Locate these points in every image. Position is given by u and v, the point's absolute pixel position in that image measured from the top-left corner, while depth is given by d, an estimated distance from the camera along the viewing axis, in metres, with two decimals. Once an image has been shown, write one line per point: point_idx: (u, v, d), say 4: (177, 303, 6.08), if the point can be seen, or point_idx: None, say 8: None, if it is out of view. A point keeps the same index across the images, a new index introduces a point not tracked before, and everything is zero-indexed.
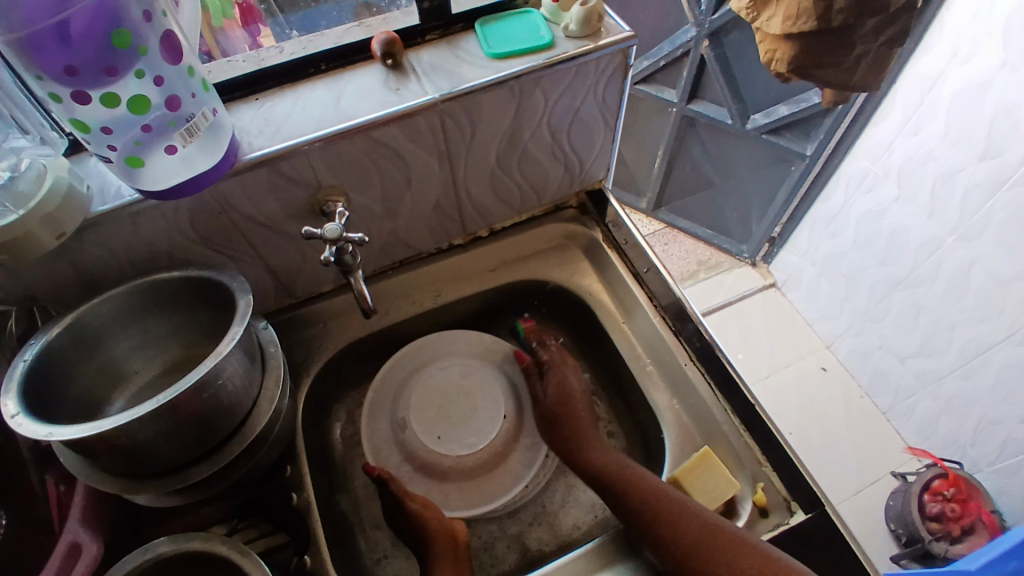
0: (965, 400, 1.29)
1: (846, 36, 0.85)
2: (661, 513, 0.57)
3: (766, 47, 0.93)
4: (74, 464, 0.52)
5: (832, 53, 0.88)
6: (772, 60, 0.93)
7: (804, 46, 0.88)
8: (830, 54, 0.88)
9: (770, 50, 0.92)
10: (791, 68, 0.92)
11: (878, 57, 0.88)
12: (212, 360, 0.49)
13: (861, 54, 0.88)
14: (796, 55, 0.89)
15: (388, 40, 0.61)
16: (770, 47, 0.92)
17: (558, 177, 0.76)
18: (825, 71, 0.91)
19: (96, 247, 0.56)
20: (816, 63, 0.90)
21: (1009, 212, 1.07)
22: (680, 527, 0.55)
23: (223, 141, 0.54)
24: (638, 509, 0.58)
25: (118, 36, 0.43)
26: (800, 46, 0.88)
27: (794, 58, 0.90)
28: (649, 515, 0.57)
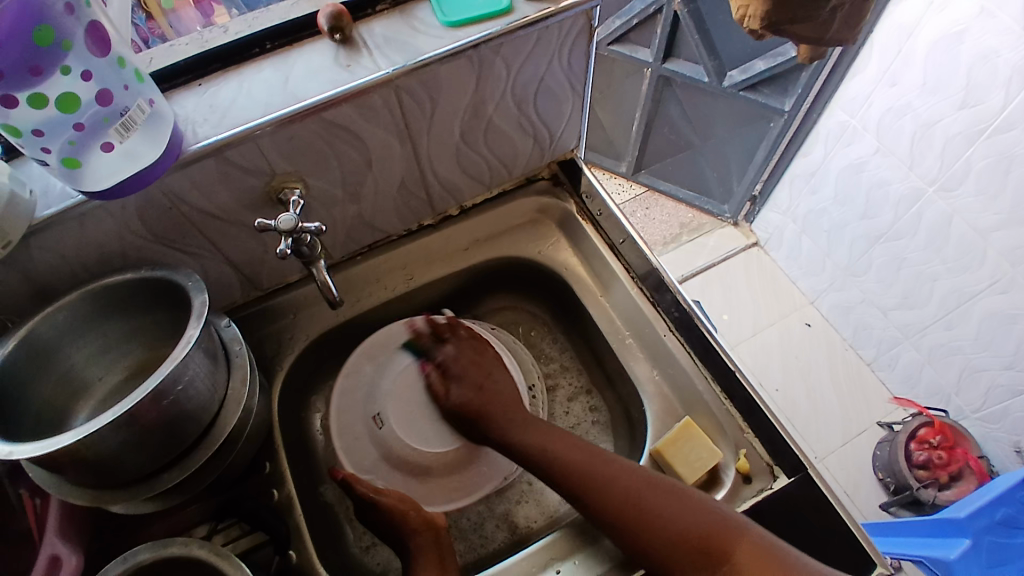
0: (948, 349, 1.30)
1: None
2: (586, 467, 0.58)
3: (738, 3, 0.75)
4: (42, 477, 0.51)
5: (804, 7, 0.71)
6: (745, 17, 0.75)
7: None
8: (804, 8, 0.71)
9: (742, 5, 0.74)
10: (765, 26, 0.74)
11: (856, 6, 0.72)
12: (169, 365, 0.47)
13: (838, 6, 0.72)
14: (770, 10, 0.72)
15: (335, 13, 0.57)
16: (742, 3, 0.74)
17: (528, 148, 0.74)
18: (797, 26, 0.74)
19: (43, 253, 0.54)
20: (788, 19, 0.72)
21: (990, 160, 1.06)
22: (601, 478, 0.57)
23: (165, 132, 0.50)
24: (562, 467, 0.59)
25: (39, 33, 0.40)
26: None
27: (771, 12, 0.72)
28: (573, 471, 0.58)
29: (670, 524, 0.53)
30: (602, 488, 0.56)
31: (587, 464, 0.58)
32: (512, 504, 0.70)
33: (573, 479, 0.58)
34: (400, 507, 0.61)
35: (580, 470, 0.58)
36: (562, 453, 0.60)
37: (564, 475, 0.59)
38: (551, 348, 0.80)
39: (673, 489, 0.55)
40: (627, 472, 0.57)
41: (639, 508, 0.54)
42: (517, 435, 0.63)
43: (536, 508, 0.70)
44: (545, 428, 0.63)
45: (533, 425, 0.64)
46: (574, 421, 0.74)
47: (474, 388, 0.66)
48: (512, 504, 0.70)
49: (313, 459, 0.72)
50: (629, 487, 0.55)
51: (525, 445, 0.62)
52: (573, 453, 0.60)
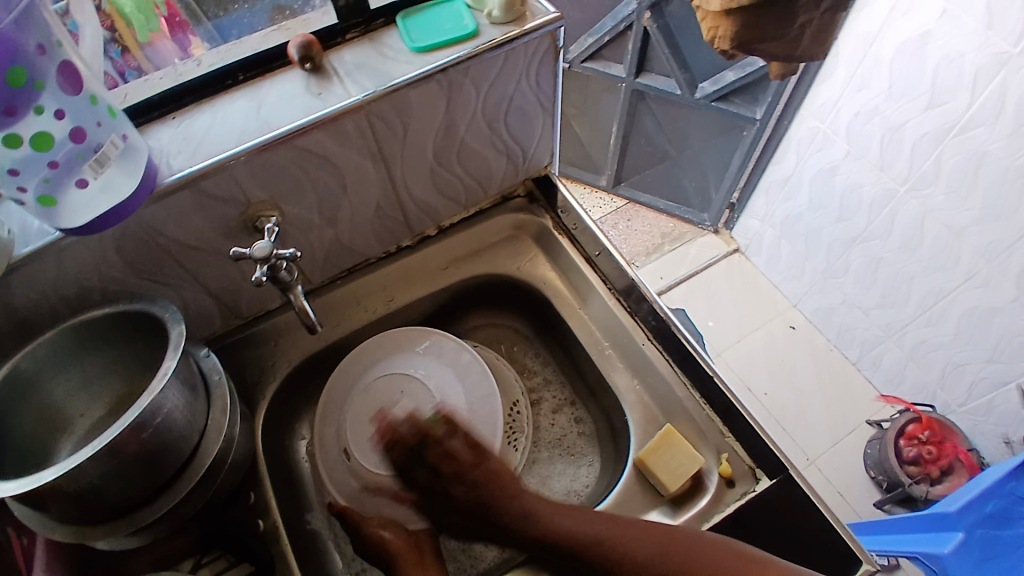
0: (930, 346, 1.32)
1: (789, 8, 0.70)
2: (607, 539, 0.52)
3: (708, 24, 0.76)
4: (26, 514, 0.50)
5: (776, 25, 0.72)
6: (715, 38, 0.77)
7: (750, 17, 0.71)
8: (774, 27, 0.73)
9: (711, 26, 0.76)
10: (735, 45, 0.76)
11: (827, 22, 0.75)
12: (146, 397, 0.47)
13: (806, 23, 0.74)
14: (739, 32, 0.73)
15: (304, 43, 0.59)
16: (711, 24, 0.75)
17: (502, 167, 0.75)
18: (769, 45, 0.76)
19: (21, 290, 0.54)
20: (759, 38, 0.74)
21: (958, 159, 1.09)
22: (629, 553, 0.51)
23: (140, 165, 0.51)
24: (578, 542, 0.53)
25: (14, 74, 0.40)
26: (742, 21, 0.72)
27: (739, 33, 0.74)
28: (594, 544, 0.52)
29: (712, 572, 0.50)
30: (635, 563, 0.51)
31: (605, 534, 0.53)
32: None
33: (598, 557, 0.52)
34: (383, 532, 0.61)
35: (601, 541, 0.52)
36: (574, 528, 0.54)
37: (587, 554, 0.52)
38: (534, 363, 0.80)
39: (695, 539, 0.52)
40: (650, 535, 0.52)
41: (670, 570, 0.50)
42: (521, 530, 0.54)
43: None
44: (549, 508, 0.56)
45: (531, 497, 0.56)
46: (560, 433, 0.75)
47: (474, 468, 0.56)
48: None
49: (299, 484, 0.71)
50: (659, 555, 0.51)
51: (537, 530, 0.54)
52: (588, 522, 0.54)
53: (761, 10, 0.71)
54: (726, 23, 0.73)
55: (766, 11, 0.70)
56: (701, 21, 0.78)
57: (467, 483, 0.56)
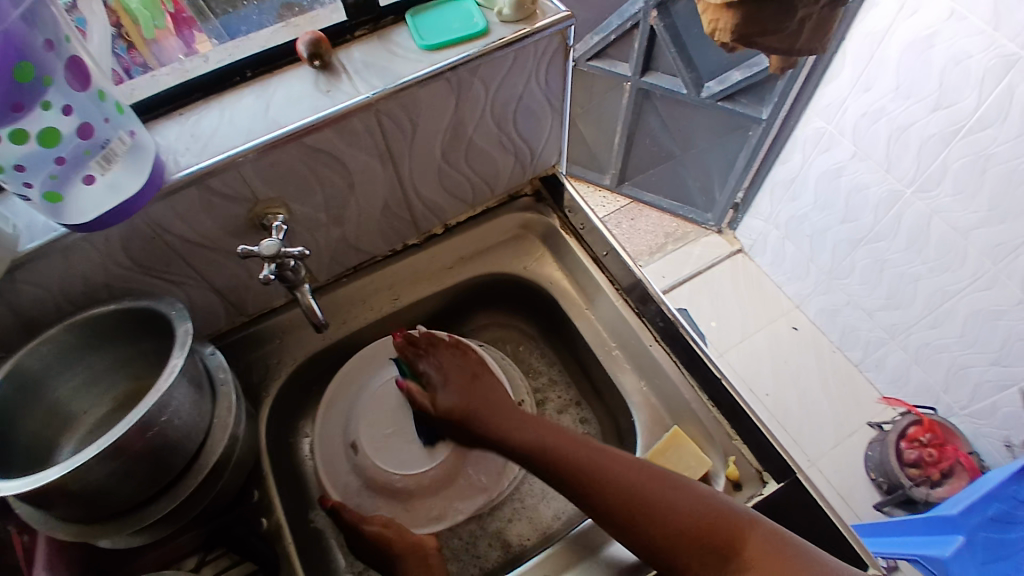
0: (934, 348, 1.32)
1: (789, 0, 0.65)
2: (590, 461, 0.55)
3: (708, 17, 0.71)
4: (29, 513, 0.50)
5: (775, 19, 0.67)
6: (716, 31, 0.71)
7: (749, 10, 0.66)
8: (774, 20, 0.67)
9: (711, 19, 0.70)
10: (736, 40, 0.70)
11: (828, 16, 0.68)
12: (152, 397, 0.47)
13: (806, 18, 0.68)
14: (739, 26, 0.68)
15: (313, 40, 0.58)
16: (711, 17, 0.70)
17: (510, 166, 0.75)
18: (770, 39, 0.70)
19: (29, 287, 0.53)
20: (759, 31, 0.69)
21: (965, 160, 1.09)
22: (605, 474, 0.54)
23: (147, 162, 0.51)
24: (556, 459, 0.57)
25: (22, 70, 0.40)
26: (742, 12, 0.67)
27: (739, 25, 0.68)
28: (570, 463, 0.56)
29: (672, 514, 0.51)
30: (604, 483, 0.54)
31: (591, 458, 0.56)
32: (505, 521, 0.70)
33: (571, 474, 0.55)
34: (387, 533, 0.61)
35: (581, 462, 0.56)
36: (560, 448, 0.57)
37: (558, 472, 0.56)
38: (539, 363, 0.80)
39: (685, 484, 0.53)
40: (629, 467, 0.54)
41: (644, 505, 0.52)
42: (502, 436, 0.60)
43: (529, 525, 0.69)
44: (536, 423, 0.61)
45: (518, 421, 0.61)
46: None
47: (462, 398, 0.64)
48: (505, 522, 0.70)
49: (304, 484, 0.71)
50: (638, 483, 0.53)
51: (508, 440, 0.60)
52: (569, 446, 0.57)
53: (761, 0, 0.66)
54: (726, 16, 0.68)
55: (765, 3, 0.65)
56: (702, 13, 0.72)
57: (458, 407, 0.63)
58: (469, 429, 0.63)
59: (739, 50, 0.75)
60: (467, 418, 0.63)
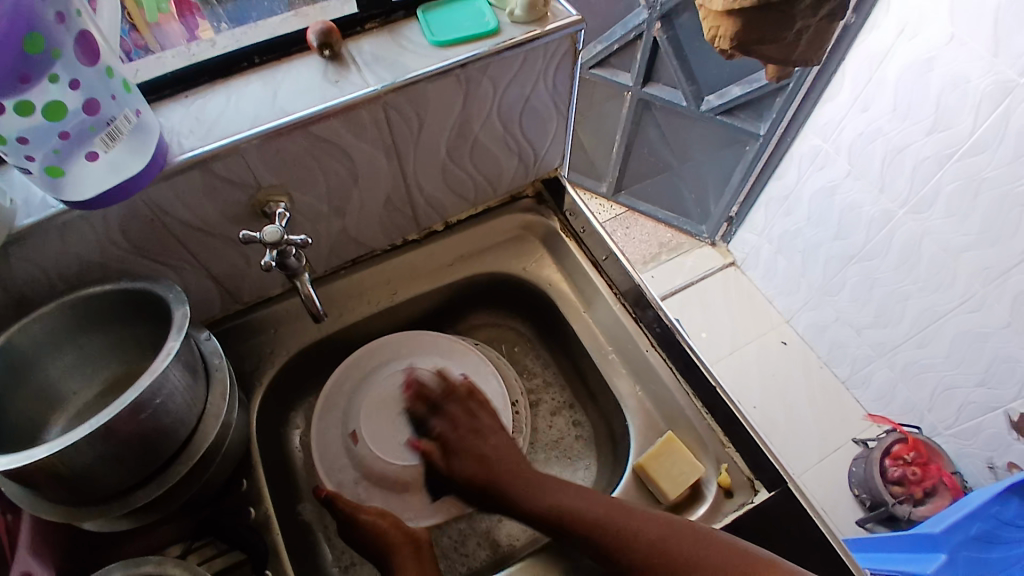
0: (919, 367, 1.34)
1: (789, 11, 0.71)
2: (605, 518, 0.54)
3: (708, 23, 0.76)
4: (15, 492, 0.49)
5: (775, 26, 0.73)
6: (716, 38, 0.76)
7: (751, 17, 0.72)
8: (773, 29, 0.73)
9: (712, 25, 0.75)
10: (735, 46, 0.76)
11: (823, 27, 0.75)
12: (147, 378, 0.46)
13: (803, 28, 0.74)
14: (741, 32, 0.73)
15: (325, 30, 0.58)
16: (712, 24, 0.75)
17: (513, 167, 0.75)
18: (767, 47, 0.77)
19: (22, 263, 0.52)
20: (758, 39, 0.75)
21: (957, 183, 1.11)
22: (623, 532, 0.53)
23: (151, 143, 0.50)
24: (573, 519, 0.55)
25: (30, 41, 0.39)
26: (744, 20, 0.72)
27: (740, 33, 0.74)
28: (588, 523, 0.54)
29: (711, 573, 0.50)
30: (627, 546, 0.52)
31: (606, 514, 0.55)
32: (494, 521, 0.69)
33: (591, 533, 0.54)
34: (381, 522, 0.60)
35: (598, 521, 0.54)
36: (575, 505, 0.56)
37: (579, 533, 0.55)
38: (534, 365, 0.80)
39: (702, 534, 0.52)
40: (648, 521, 0.53)
41: (676, 564, 0.51)
42: (526, 498, 0.57)
43: (518, 526, 0.69)
44: (553, 483, 0.58)
45: (536, 478, 0.58)
46: (556, 435, 0.74)
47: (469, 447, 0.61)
48: (495, 522, 0.69)
49: (293, 477, 0.70)
50: (657, 538, 0.52)
51: (533, 505, 0.57)
52: (590, 503, 0.56)
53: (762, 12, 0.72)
54: (728, 23, 0.73)
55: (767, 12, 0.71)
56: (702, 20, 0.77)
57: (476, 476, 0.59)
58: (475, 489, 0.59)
59: (735, 58, 0.81)
60: (480, 473, 0.59)
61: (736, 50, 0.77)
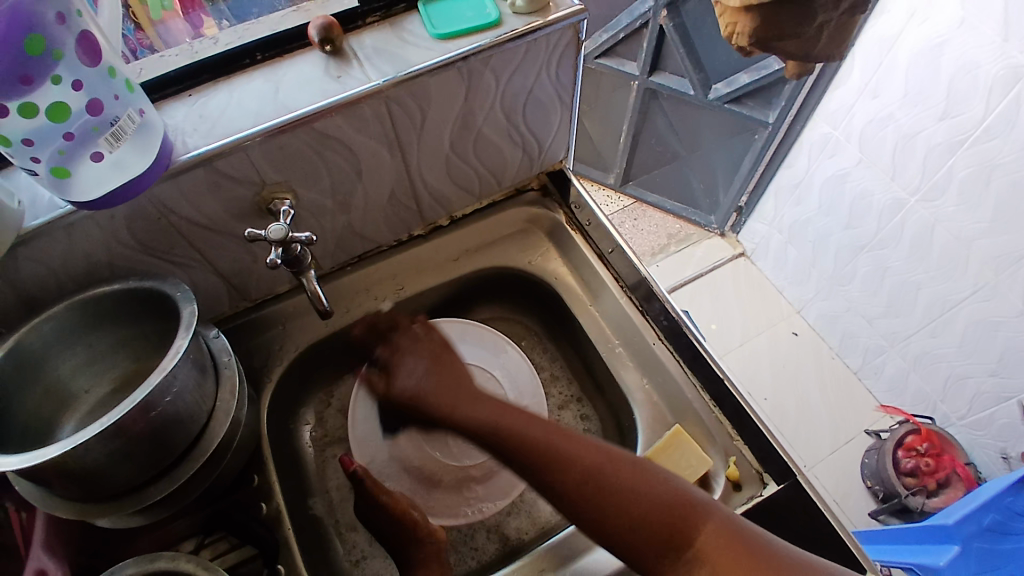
0: (932, 357, 1.32)
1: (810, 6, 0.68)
2: (543, 444, 0.55)
3: (726, 20, 0.74)
4: (29, 490, 0.50)
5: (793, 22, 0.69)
6: (733, 34, 0.73)
7: (768, 14, 0.68)
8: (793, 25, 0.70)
9: (730, 22, 0.72)
10: (754, 42, 0.72)
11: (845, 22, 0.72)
12: (157, 376, 0.46)
13: (823, 23, 0.72)
14: (758, 28, 0.70)
15: (325, 25, 0.57)
16: (730, 20, 0.72)
17: (517, 160, 0.74)
18: (787, 42, 0.73)
19: (32, 264, 0.53)
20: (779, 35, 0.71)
21: (971, 170, 1.09)
22: (558, 458, 0.53)
23: (155, 141, 0.50)
24: (513, 441, 0.56)
25: (31, 42, 0.40)
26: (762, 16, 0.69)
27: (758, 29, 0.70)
28: (526, 447, 0.55)
29: (641, 503, 0.50)
30: (560, 469, 0.53)
31: (547, 440, 0.55)
32: (503, 515, 0.69)
33: (529, 457, 0.55)
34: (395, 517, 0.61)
35: (536, 444, 0.55)
36: (518, 428, 0.56)
37: (516, 454, 0.56)
38: (542, 358, 0.80)
39: (640, 470, 0.52)
40: (584, 452, 0.53)
41: (606, 493, 0.51)
42: (469, 416, 0.59)
43: (528, 519, 0.69)
44: (501, 403, 0.60)
45: (481, 402, 0.59)
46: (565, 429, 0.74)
47: (426, 369, 0.63)
48: (504, 515, 0.69)
49: (303, 472, 0.71)
50: (590, 467, 0.52)
51: (472, 424, 0.59)
52: (529, 426, 0.56)
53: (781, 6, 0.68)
54: (745, 19, 0.70)
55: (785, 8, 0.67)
56: (720, 17, 0.75)
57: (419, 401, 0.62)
58: (425, 414, 0.62)
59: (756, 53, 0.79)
60: (426, 396, 0.62)
61: (755, 46, 0.74)
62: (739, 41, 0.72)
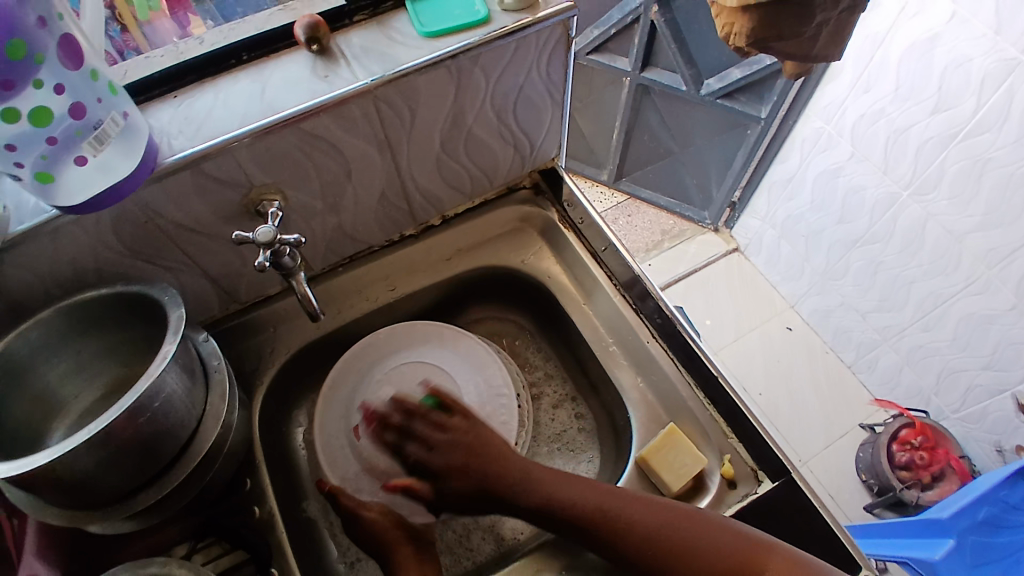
0: (926, 350, 1.32)
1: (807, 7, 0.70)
2: (600, 507, 0.55)
3: (723, 20, 0.75)
4: (19, 497, 0.49)
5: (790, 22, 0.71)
6: (730, 35, 0.75)
7: (765, 14, 0.70)
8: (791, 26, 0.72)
9: (727, 22, 0.74)
10: (751, 43, 0.74)
11: (843, 23, 0.74)
12: (145, 381, 0.46)
13: (822, 22, 0.73)
14: (755, 28, 0.72)
15: (311, 23, 0.57)
16: (726, 21, 0.75)
17: (509, 158, 0.74)
18: (785, 43, 0.75)
19: (16, 269, 0.52)
20: (776, 36, 0.73)
21: (962, 164, 1.09)
22: (620, 521, 0.54)
23: (140, 145, 0.49)
24: (568, 509, 0.56)
25: (12, 47, 0.38)
26: (759, 16, 0.71)
27: (755, 30, 0.72)
28: (585, 515, 0.55)
29: (709, 556, 0.51)
30: (625, 534, 0.54)
31: (600, 504, 0.55)
32: (498, 516, 0.69)
33: (590, 524, 0.55)
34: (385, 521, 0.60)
35: (592, 510, 0.55)
36: (568, 494, 0.57)
37: (576, 521, 0.55)
38: (535, 357, 0.80)
39: (700, 519, 0.53)
40: (642, 509, 0.55)
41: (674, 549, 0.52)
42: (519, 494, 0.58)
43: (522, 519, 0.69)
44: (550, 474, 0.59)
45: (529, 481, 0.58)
46: (559, 428, 0.74)
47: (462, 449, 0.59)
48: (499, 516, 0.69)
49: (296, 475, 0.70)
50: (654, 527, 0.53)
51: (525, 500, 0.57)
52: (585, 493, 0.57)
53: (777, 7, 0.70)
54: (741, 20, 0.72)
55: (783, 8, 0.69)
56: (716, 17, 0.77)
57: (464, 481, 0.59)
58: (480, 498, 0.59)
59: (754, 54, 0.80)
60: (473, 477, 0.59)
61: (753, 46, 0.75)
62: (738, 41, 0.75)
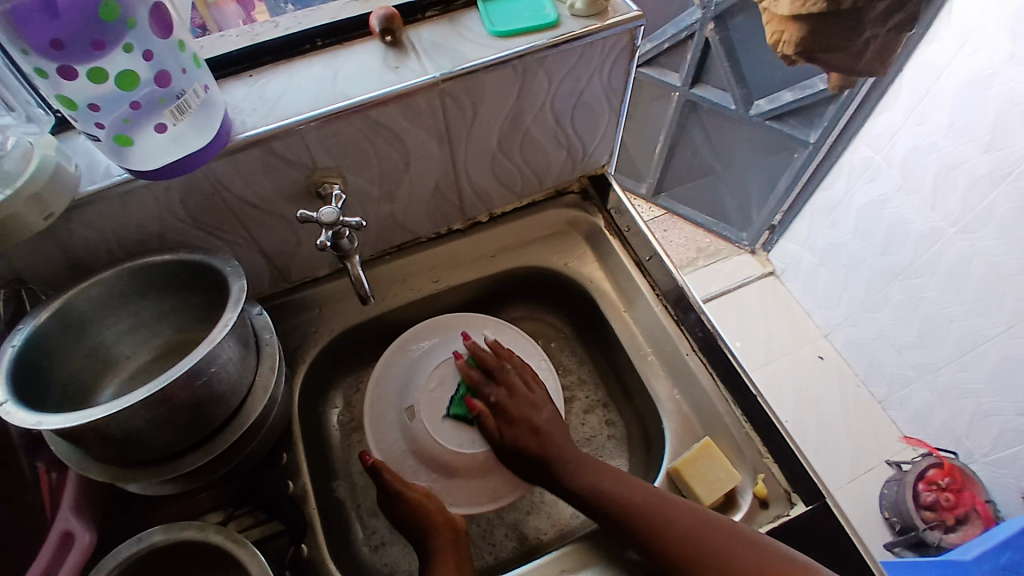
0: (961, 392, 1.29)
1: (857, 21, 0.73)
2: (645, 499, 0.56)
3: (773, 28, 0.79)
4: (66, 450, 0.51)
5: (840, 36, 0.75)
6: (779, 42, 0.79)
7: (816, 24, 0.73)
8: (840, 38, 0.75)
9: (777, 29, 0.78)
10: (799, 51, 0.78)
11: (890, 37, 0.79)
12: (206, 347, 0.47)
13: (870, 37, 0.78)
14: (803, 38, 0.75)
15: (387, 15, 0.58)
16: (777, 28, 0.78)
17: (561, 161, 0.75)
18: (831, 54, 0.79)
19: (86, 228, 0.54)
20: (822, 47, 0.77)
21: (1012, 206, 1.06)
22: (656, 515, 0.55)
23: (217, 119, 0.51)
24: (607, 495, 0.58)
25: (105, 8, 0.41)
26: (809, 27, 0.74)
27: (804, 40, 0.76)
28: (624, 504, 0.57)
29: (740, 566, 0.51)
30: (657, 526, 0.54)
31: (646, 499, 0.56)
32: (523, 514, 0.69)
33: (627, 513, 0.56)
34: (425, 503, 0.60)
35: (635, 502, 0.56)
36: (615, 487, 0.58)
37: (610, 503, 0.57)
38: (570, 361, 0.80)
39: (737, 532, 0.53)
40: (676, 507, 0.55)
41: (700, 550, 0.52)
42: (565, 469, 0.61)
43: (547, 520, 0.69)
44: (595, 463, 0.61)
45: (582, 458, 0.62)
46: (589, 433, 0.74)
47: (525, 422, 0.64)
48: (523, 514, 0.69)
49: (328, 454, 0.71)
50: (687, 524, 0.54)
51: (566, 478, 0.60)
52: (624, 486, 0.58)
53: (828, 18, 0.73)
54: (792, 28, 0.75)
55: (833, 21, 0.72)
56: (767, 24, 0.81)
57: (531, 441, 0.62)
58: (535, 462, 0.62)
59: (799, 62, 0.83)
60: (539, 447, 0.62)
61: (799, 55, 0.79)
62: (785, 49, 0.79)
